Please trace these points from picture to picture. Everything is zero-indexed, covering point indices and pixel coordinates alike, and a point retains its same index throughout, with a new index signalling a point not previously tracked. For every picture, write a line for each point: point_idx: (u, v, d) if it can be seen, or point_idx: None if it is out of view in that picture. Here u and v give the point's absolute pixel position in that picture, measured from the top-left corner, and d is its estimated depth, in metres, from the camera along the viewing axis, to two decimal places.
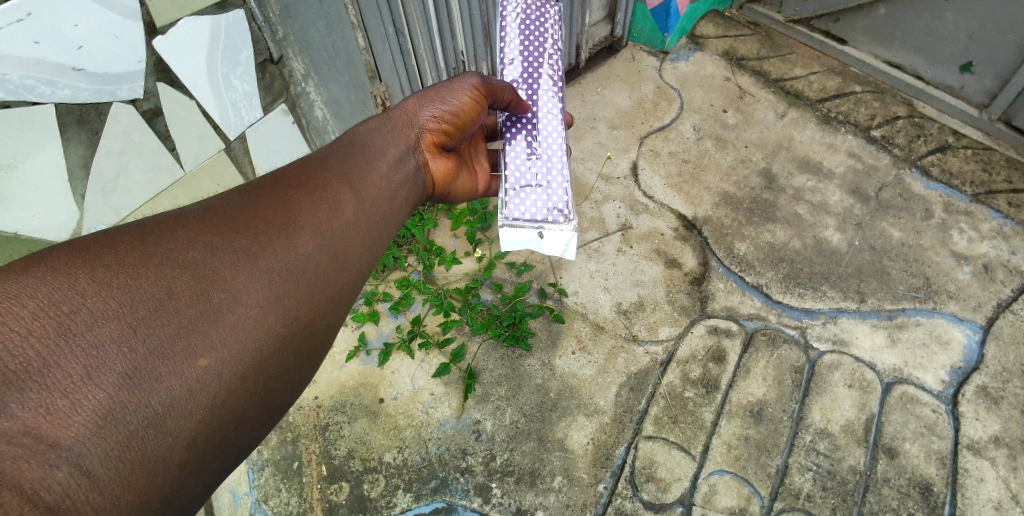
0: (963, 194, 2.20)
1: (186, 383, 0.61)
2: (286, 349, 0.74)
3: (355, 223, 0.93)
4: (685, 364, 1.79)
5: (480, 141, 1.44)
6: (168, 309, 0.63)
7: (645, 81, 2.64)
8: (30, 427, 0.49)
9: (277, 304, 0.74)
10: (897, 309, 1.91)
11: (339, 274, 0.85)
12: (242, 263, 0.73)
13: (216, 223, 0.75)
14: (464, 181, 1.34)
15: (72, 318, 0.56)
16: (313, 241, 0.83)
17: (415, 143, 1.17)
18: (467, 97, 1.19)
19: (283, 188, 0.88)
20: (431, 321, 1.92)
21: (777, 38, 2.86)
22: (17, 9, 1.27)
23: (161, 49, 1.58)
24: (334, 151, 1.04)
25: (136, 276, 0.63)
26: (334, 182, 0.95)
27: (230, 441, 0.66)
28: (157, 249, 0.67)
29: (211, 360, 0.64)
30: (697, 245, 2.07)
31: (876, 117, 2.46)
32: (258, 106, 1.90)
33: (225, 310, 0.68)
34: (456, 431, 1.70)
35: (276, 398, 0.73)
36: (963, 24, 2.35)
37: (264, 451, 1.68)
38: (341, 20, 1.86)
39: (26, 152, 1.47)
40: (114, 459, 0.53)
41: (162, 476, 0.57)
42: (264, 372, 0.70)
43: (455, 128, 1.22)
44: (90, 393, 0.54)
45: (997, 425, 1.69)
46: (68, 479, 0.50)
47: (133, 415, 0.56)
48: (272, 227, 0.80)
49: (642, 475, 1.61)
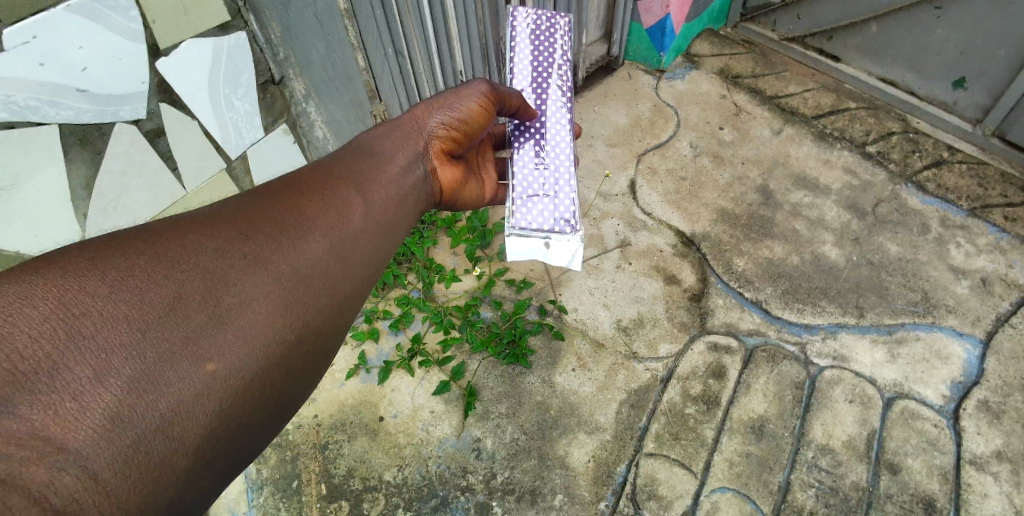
0: (958, 208, 2.22)
1: (193, 387, 0.61)
2: (293, 354, 0.74)
3: (363, 228, 0.94)
4: (685, 380, 1.79)
5: (486, 150, 1.48)
6: (177, 313, 0.64)
7: (642, 99, 2.68)
8: (38, 430, 0.50)
9: (285, 308, 0.75)
10: (896, 324, 1.91)
11: (347, 279, 0.87)
12: (250, 268, 0.74)
13: (226, 228, 0.77)
14: (470, 189, 1.37)
15: (82, 321, 0.57)
16: (321, 246, 0.85)
17: (424, 150, 1.19)
18: (475, 104, 1.23)
19: (292, 194, 0.90)
20: (431, 338, 1.92)
21: (772, 55, 2.91)
22: (21, 32, 1.31)
23: (164, 69, 1.61)
24: (344, 155, 1.06)
25: (146, 279, 0.64)
26: (342, 187, 0.97)
27: (235, 446, 0.66)
28: (167, 253, 0.68)
29: (218, 364, 0.65)
30: (696, 261, 2.08)
31: (870, 133, 2.49)
32: (258, 126, 1.95)
33: (234, 314, 0.69)
34: (456, 449, 1.69)
35: (283, 402, 0.74)
36: (952, 40, 2.40)
37: (263, 470, 1.67)
38: (342, 41, 1.88)
39: (26, 172, 1.48)
40: (120, 463, 0.54)
41: (168, 481, 0.57)
42: (270, 377, 0.71)
43: (463, 135, 1.25)
44: (99, 395, 0.55)
45: (999, 440, 1.68)
46: (76, 482, 0.50)
47: (140, 419, 0.56)
48: (280, 232, 0.81)
49: (643, 493, 1.60)
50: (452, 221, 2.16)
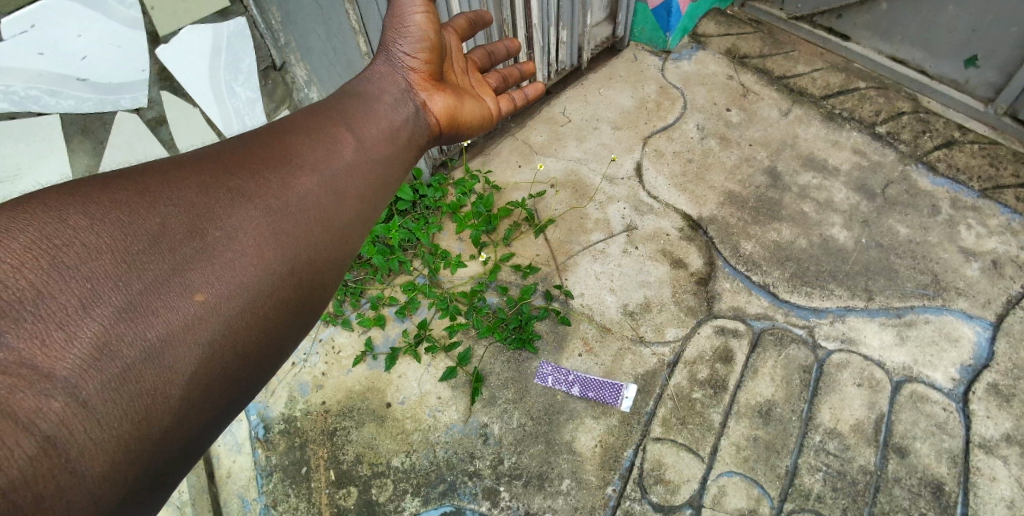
0: (970, 189, 2.18)
1: (181, 315, 0.67)
2: (288, 283, 0.80)
3: (355, 161, 1.00)
4: (692, 365, 1.78)
5: (472, 71, 1.49)
6: (161, 246, 0.70)
7: (648, 80, 2.63)
8: (26, 359, 0.55)
9: (273, 241, 0.81)
10: (905, 307, 1.90)
11: (340, 209, 0.93)
12: (235, 204, 0.80)
13: (212, 168, 0.83)
14: (471, 108, 1.40)
15: (67, 252, 0.63)
16: (311, 180, 0.91)
17: (408, 87, 1.26)
18: (421, 16, 1.26)
19: (283, 132, 0.96)
20: (437, 324, 1.91)
21: (779, 35, 2.85)
22: (21, 21, 1.29)
23: (164, 57, 1.60)
24: (334, 99, 1.12)
25: (130, 214, 0.70)
26: (332, 125, 1.03)
27: (235, 373, 0.72)
28: (151, 191, 0.74)
29: (206, 295, 0.70)
30: (703, 245, 2.06)
31: (880, 113, 2.45)
32: (261, 113, 1.90)
33: (220, 247, 0.75)
34: (464, 435, 1.70)
35: (280, 334, 0.79)
36: (965, 17, 2.33)
37: (272, 456, 1.69)
38: (342, 25, 1.74)
39: (29, 165, 1.49)
40: (108, 391, 0.59)
41: (162, 409, 0.63)
42: (263, 305, 0.76)
43: (431, 52, 1.28)
44: (86, 322, 0.60)
45: (1008, 423, 1.67)
46: (65, 409, 0.56)
47: (128, 348, 0.62)
48: (269, 168, 0.88)
49: (651, 477, 1.61)
50: (457, 206, 2.15)
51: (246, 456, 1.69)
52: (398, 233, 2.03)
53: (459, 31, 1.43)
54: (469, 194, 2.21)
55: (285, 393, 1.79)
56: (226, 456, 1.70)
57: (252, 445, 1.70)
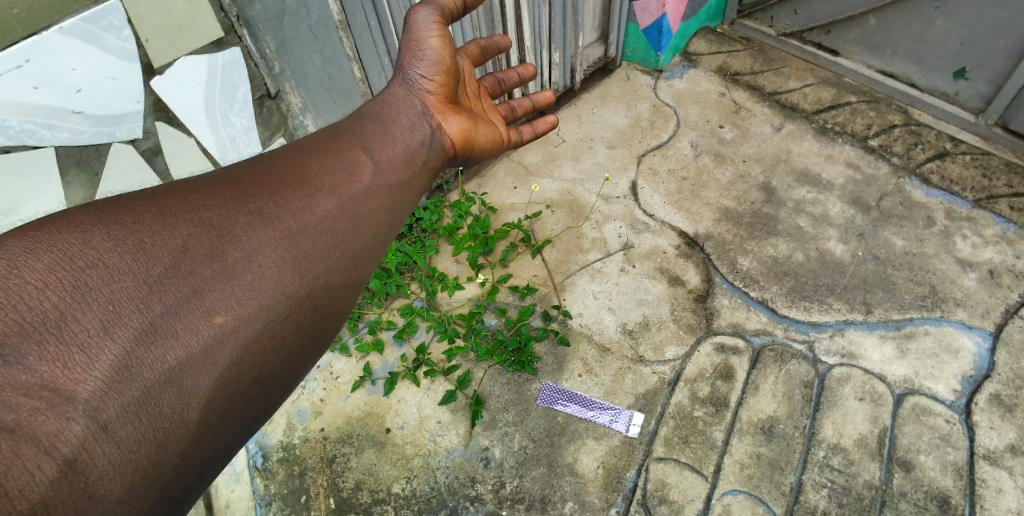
0: (964, 200, 2.20)
1: (199, 337, 0.69)
2: (304, 306, 0.81)
3: (372, 184, 1.02)
4: (693, 383, 1.78)
5: (483, 97, 1.53)
6: (182, 268, 0.71)
7: (641, 99, 2.68)
8: (47, 381, 0.56)
9: (291, 264, 0.82)
10: (904, 319, 1.89)
11: (358, 232, 0.94)
12: (254, 225, 0.81)
13: (232, 189, 0.84)
14: (484, 132, 1.43)
15: (91, 274, 0.64)
16: (329, 202, 0.93)
17: (424, 108, 1.29)
18: (436, 39, 1.29)
19: (301, 154, 0.98)
20: (436, 348, 1.91)
21: (769, 51, 2.91)
22: (15, 56, 1.27)
23: (159, 88, 1.57)
24: (350, 121, 1.15)
25: (152, 235, 0.71)
26: (349, 147, 1.05)
27: (249, 397, 0.73)
28: (172, 212, 0.76)
29: (226, 318, 0.72)
30: (699, 262, 2.07)
31: (872, 127, 2.48)
32: (257, 141, 1.89)
33: (239, 269, 0.76)
34: (465, 459, 1.68)
35: (297, 357, 0.80)
36: (953, 30, 2.38)
37: (271, 486, 1.67)
38: (337, 53, 1.88)
39: (26, 196, 1.46)
40: (128, 414, 0.60)
41: (179, 431, 0.64)
42: (281, 327, 0.77)
43: (447, 75, 1.32)
44: (106, 345, 0.61)
45: (1012, 434, 1.66)
46: (85, 432, 0.57)
47: (147, 372, 0.63)
48: (287, 190, 0.89)
49: (654, 498, 1.59)
50: (453, 229, 2.16)
51: (244, 485, 1.67)
52: (395, 257, 2.05)
53: (471, 58, 1.48)
54: (466, 216, 2.23)
55: (283, 421, 1.78)
56: (224, 486, 1.68)
57: (250, 474, 1.68)
